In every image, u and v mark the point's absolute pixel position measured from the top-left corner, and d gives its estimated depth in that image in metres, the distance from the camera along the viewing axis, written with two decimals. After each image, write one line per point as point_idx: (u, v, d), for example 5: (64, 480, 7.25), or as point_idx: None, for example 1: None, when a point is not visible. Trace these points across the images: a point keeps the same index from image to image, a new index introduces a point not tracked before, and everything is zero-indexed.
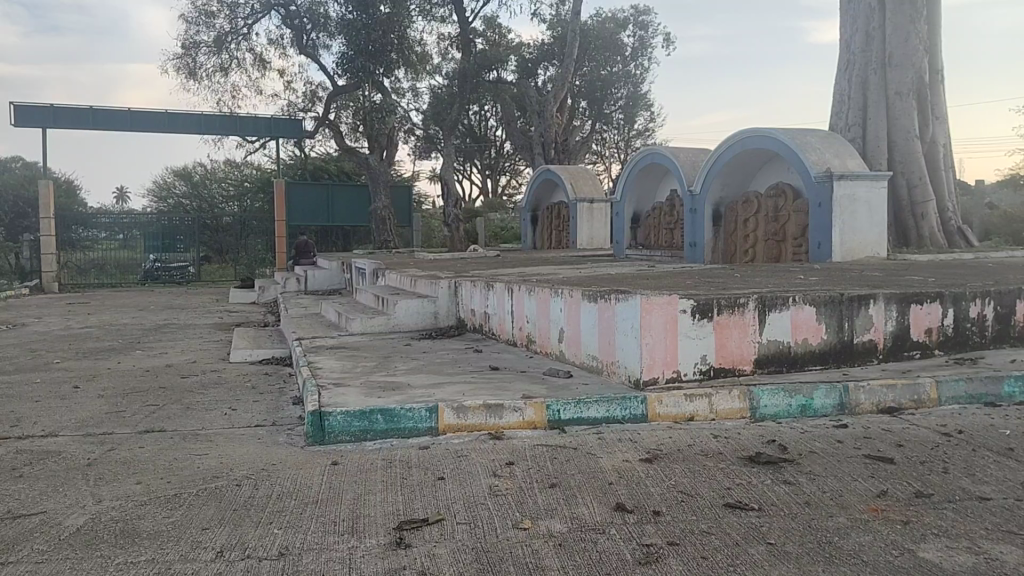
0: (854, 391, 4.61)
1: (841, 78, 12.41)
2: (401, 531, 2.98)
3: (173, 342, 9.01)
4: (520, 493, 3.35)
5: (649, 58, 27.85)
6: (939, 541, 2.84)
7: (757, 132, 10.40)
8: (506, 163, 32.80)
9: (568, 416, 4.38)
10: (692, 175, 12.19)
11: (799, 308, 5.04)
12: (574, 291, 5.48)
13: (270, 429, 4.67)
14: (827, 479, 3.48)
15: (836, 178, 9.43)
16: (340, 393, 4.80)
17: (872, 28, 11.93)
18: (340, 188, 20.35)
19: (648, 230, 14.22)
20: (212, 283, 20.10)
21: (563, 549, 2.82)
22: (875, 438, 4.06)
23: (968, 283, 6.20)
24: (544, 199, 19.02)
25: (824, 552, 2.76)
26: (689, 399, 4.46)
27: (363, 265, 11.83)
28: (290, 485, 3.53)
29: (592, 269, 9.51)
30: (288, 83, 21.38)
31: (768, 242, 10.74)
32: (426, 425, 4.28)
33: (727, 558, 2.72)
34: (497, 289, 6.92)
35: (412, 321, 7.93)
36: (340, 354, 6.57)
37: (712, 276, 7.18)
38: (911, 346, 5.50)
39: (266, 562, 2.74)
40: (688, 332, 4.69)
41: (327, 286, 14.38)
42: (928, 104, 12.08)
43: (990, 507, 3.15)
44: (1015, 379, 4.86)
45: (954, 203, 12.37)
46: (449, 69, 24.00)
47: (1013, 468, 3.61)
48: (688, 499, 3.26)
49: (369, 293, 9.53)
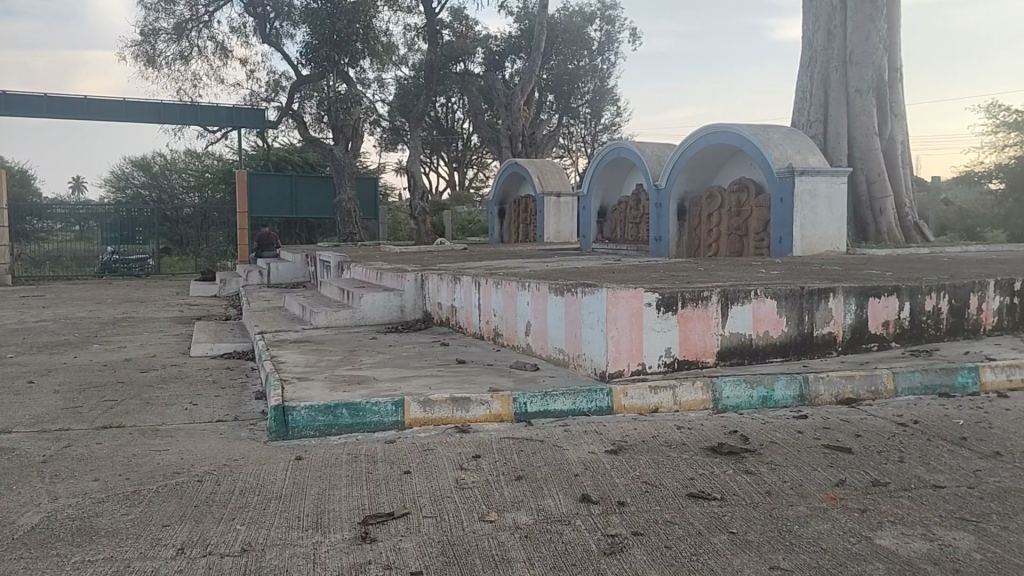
0: (813, 382, 4.70)
1: (803, 75, 12.60)
2: (366, 525, 2.97)
3: (133, 336, 8.84)
4: (486, 486, 3.36)
5: (615, 53, 28.01)
6: (894, 528, 2.91)
7: (721, 128, 10.51)
8: (472, 156, 32.72)
9: (534, 409, 4.39)
10: (658, 169, 12.28)
11: (760, 301, 5.11)
12: (540, 284, 5.49)
13: (232, 424, 4.60)
14: (787, 469, 3.54)
15: (797, 174, 9.59)
16: (304, 387, 4.75)
17: (834, 26, 12.12)
18: (305, 179, 20.11)
19: (614, 224, 14.31)
20: (172, 275, 19.74)
21: (528, 542, 2.83)
22: (834, 428, 4.15)
23: (924, 278, 6.36)
24: (511, 192, 19.03)
25: (785, 540, 2.82)
26: (653, 390, 4.51)
27: (327, 258, 11.73)
28: (253, 480, 3.49)
29: (558, 262, 9.55)
30: (250, 73, 21.07)
31: (731, 236, 10.88)
32: (392, 419, 4.26)
33: (690, 547, 2.76)
34: (463, 281, 6.91)
35: (378, 314, 7.89)
36: (304, 348, 6.50)
37: (677, 270, 7.26)
38: (869, 338, 5.61)
39: (229, 559, 2.70)
40: (652, 325, 4.75)
41: (290, 279, 14.31)
42: (887, 101, 12.30)
43: (944, 495, 3.25)
44: (969, 370, 4.99)
45: (911, 199, 12.62)
46: (415, 60, 23.86)
47: (967, 457, 3.71)
48: (652, 489, 3.30)
49: (334, 287, 9.43)
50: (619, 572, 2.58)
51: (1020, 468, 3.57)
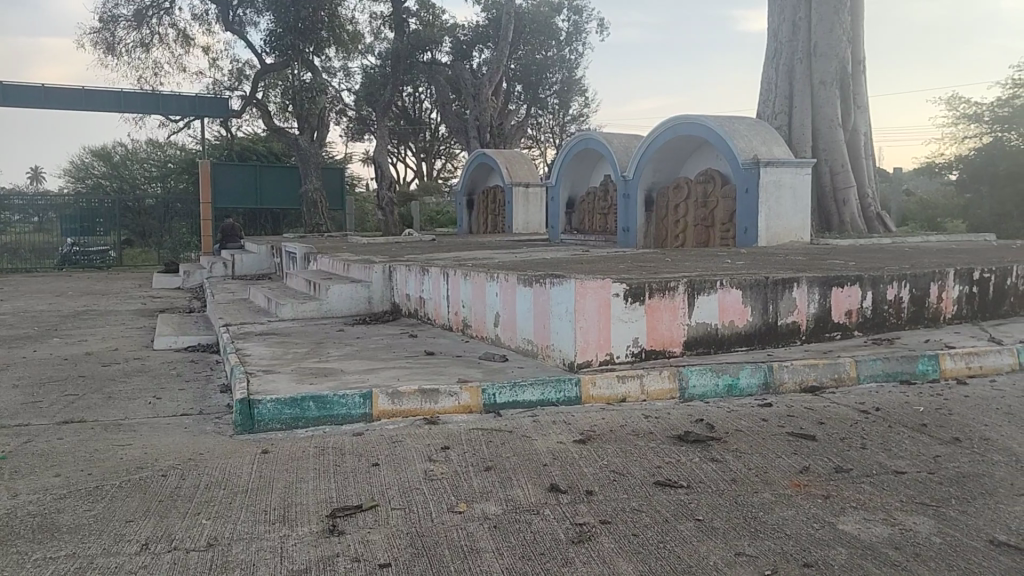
0: (776, 370, 4.77)
1: (768, 67, 12.70)
2: (334, 518, 2.95)
3: (94, 329, 8.67)
4: (456, 477, 3.36)
5: (583, 43, 27.97)
6: (857, 513, 2.97)
7: (688, 119, 10.57)
8: (440, 146, 32.55)
9: (503, 400, 4.39)
10: (626, 160, 12.32)
11: (725, 291, 5.16)
12: (508, 275, 5.49)
13: (197, 418, 4.53)
14: (752, 456, 3.59)
15: (763, 165, 9.70)
16: (270, 380, 4.70)
17: (799, 19, 12.26)
18: (270, 170, 19.86)
19: (582, 215, 14.34)
20: (134, 267, 19.36)
21: (497, 532, 2.83)
22: (799, 416, 4.21)
23: (886, 267, 6.48)
24: (479, 182, 18.99)
25: (750, 526, 2.86)
26: (621, 380, 4.54)
27: (293, 249, 11.61)
28: (218, 474, 3.44)
29: (526, 253, 9.54)
30: (213, 61, 20.70)
31: (697, 227, 10.98)
32: (359, 412, 4.23)
33: (657, 534, 2.79)
34: (432, 272, 6.89)
35: (346, 306, 7.83)
36: (270, 340, 6.43)
37: (645, 260, 7.31)
38: (832, 327, 5.71)
39: (194, 554, 2.67)
40: (620, 315, 4.78)
41: (254, 270, 14.13)
42: (851, 94, 12.47)
43: (905, 480, 3.32)
44: (928, 358, 5.10)
45: (873, 190, 12.84)
46: (382, 48, 23.63)
47: (926, 443, 3.80)
48: (620, 478, 3.32)
49: (300, 278, 9.32)
50: (587, 561, 2.60)
51: (976, 453, 3.67)
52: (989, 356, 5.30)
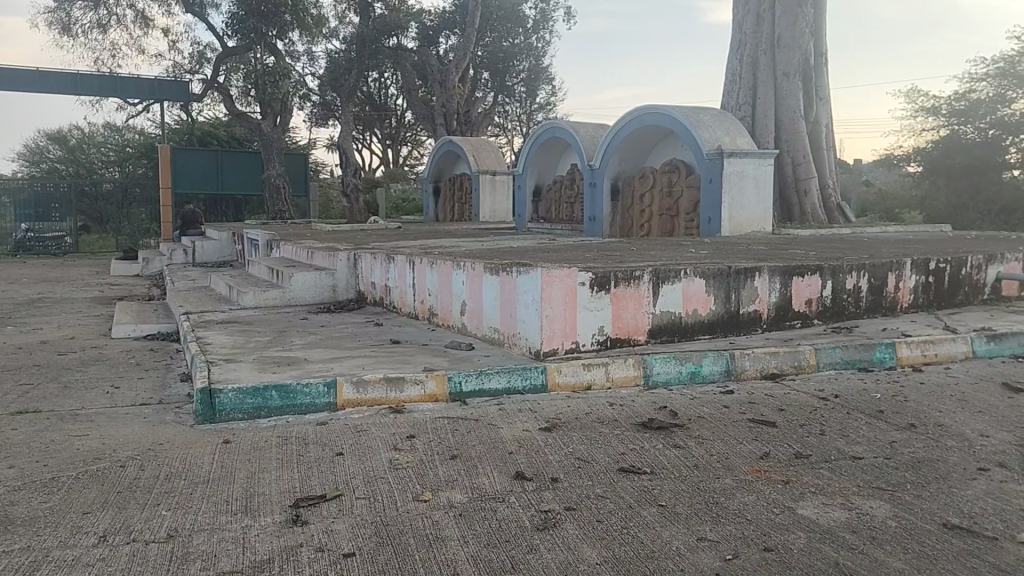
0: (738, 358, 4.83)
1: (732, 58, 12.81)
2: (297, 508, 2.92)
3: (49, 317, 8.46)
4: (422, 465, 3.35)
5: (550, 31, 27.82)
6: (815, 499, 3.03)
7: (653, 109, 10.63)
8: (406, 133, 32.27)
9: (469, 388, 4.39)
10: (592, 149, 12.34)
11: (690, 280, 5.22)
12: (474, 264, 5.48)
13: (156, 408, 4.45)
14: (714, 442, 3.64)
15: (726, 156, 9.80)
16: (231, 369, 4.63)
17: (763, 11, 12.36)
18: (232, 155, 19.53)
19: (549, 203, 14.35)
20: (91, 254, 18.92)
21: (462, 520, 2.83)
22: (760, 403, 4.28)
23: (845, 257, 6.59)
24: (446, 170, 18.89)
25: (711, 511, 2.90)
26: (587, 368, 4.57)
27: (255, 237, 11.45)
28: (179, 465, 3.39)
29: (493, 241, 9.51)
30: (173, 43, 20.21)
31: (662, 217, 11.06)
32: (324, 401, 4.20)
33: (621, 521, 2.81)
34: (398, 260, 6.85)
35: (310, 294, 7.75)
36: (231, 329, 6.34)
37: (610, 249, 7.35)
38: (793, 316, 5.79)
39: (153, 546, 2.62)
40: (586, 303, 4.80)
41: (216, 258, 13.93)
42: (812, 86, 12.62)
43: (862, 465, 3.40)
44: (886, 346, 5.21)
45: (834, 181, 13.03)
46: (346, 33, 23.32)
47: (883, 429, 3.88)
48: (585, 465, 3.34)
49: (262, 266, 9.19)
50: (551, 547, 2.62)
51: (932, 439, 3.76)
52: (943, 344, 5.43)
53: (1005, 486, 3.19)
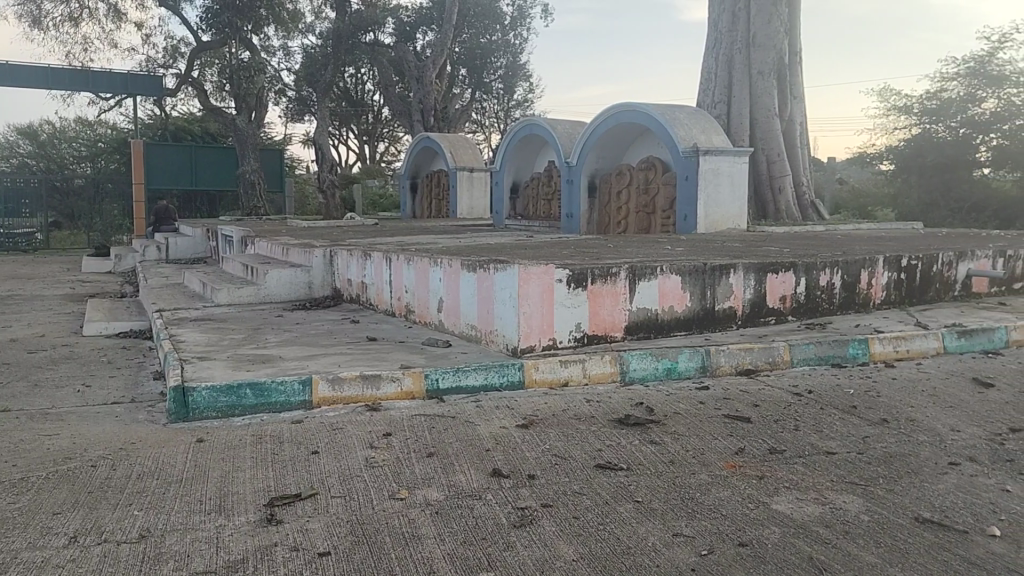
0: (714, 355, 4.86)
1: (708, 56, 12.88)
2: (271, 507, 2.90)
3: (18, 315, 8.31)
4: (398, 463, 3.33)
5: (528, 28, 27.78)
6: (790, 494, 3.06)
7: (630, 107, 10.67)
8: (384, 129, 32.11)
9: (446, 385, 4.38)
10: (570, 146, 12.35)
11: (666, 277, 5.24)
12: (451, 260, 5.47)
13: (128, 407, 4.38)
14: (689, 438, 3.66)
15: (702, 153, 9.86)
16: (205, 367, 4.58)
17: (738, 9, 12.45)
18: (206, 151, 19.31)
19: (526, 200, 14.35)
20: (62, 251, 18.62)
21: (439, 518, 2.82)
22: (735, 399, 4.32)
23: (819, 254, 6.66)
24: (423, 166, 18.83)
25: (687, 507, 2.92)
26: (564, 364, 4.58)
27: (230, 233, 11.33)
28: (151, 464, 3.34)
29: (471, 238, 9.50)
30: (146, 37, 19.93)
31: (639, 214, 11.09)
32: (299, 399, 4.16)
33: (597, 517, 2.82)
34: (374, 257, 6.81)
35: (285, 291, 7.68)
36: (205, 326, 6.26)
37: (587, 246, 7.36)
38: (767, 312, 5.84)
39: (125, 546, 2.59)
40: (563, 300, 4.81)
41: (190, 254, 13.78)
42: (787, 84, 12.73)
43: (836, 460, 3.43)
44: (859, 342, 5.28)
45: (808, 178, 13.15)
46: (323, 27, 23.14)
47: (855, 424, 3.93)
48: (562, 462, 3.35)
49: (237, 263, 9.10)
50: (528, 544, 2.62)
51: (904, 434, 3.81)
52: (915, 340, 5.50)
53: (975, 480, 3.24)
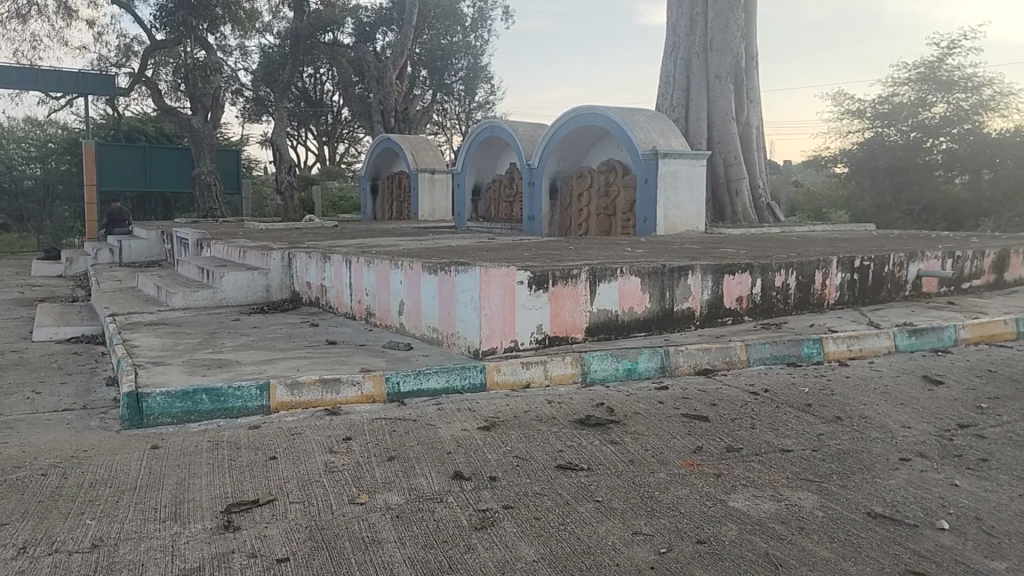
0: (673, 355, 4.92)
1: (667, 60, 13.03)
2: (229, 513, 2.86)
3: None
4: (357, 468, 3.31)
5: (489, 30, 27.79)
6: (746, 491, 3.11)
7: (591, 109, 10.73)
8: (343, 130, 31.83)
9: (406, 388, 4.36)
10: (531, 148, 12.39)
11: (626, 279, 5.29)
12: (413, 262, 5.44)
13: (80, 413, 4.28)
14: (648, 437, 3.70)
15: (661, 156, 9.98)
16: (159, 373, 4.49)
17: (696, 14, 12.62)
18: (161, 151, 18.94)
19: (488, 203, 14.37)
20: (10, 254, 18.11)
21: (400, 521, 2.81)
22: (693, 398, 4.37)
23: (775, 255, 6.78)
24: (384, 168, 18.73)
25: (646, 506, 2.95)
26: (526, 366, 4.59)
27: (185, 235, 11.12)
28: (105, 472, 3.27)
29: (432, 240, 9.46)
30: (97, 35, 19.48)
31: (600, 216, 11.17)
32: (256, 404, 4.11)
33: (558, 518, 2.84)
34: (334, 260, 6.75)
35: (242, 295, 7.57)
36: (160, 331, 6.14)
37: (548, 248, 7.40)
38: (724, 313, 5.93)
39: (78, 555, 2.53)
40: (524, 302, 4.83)
41: (144, 256, 13.51)
42: (744, 89, 12.92)
43: (791, 457, 3.50)
44: (814, 341, 5.39)
45: (764, 181, 13.37)
46: (280, 27, 22.90)
47: (811, 422, 4.01)
48: (523, 463, 3.36)
49: (192, 266, 8.94)
50: (489, 546, 2.62)
51: (857, 431, 3.89)
52: (868, 339, 5.63)
53: (925, 475, 3.33)
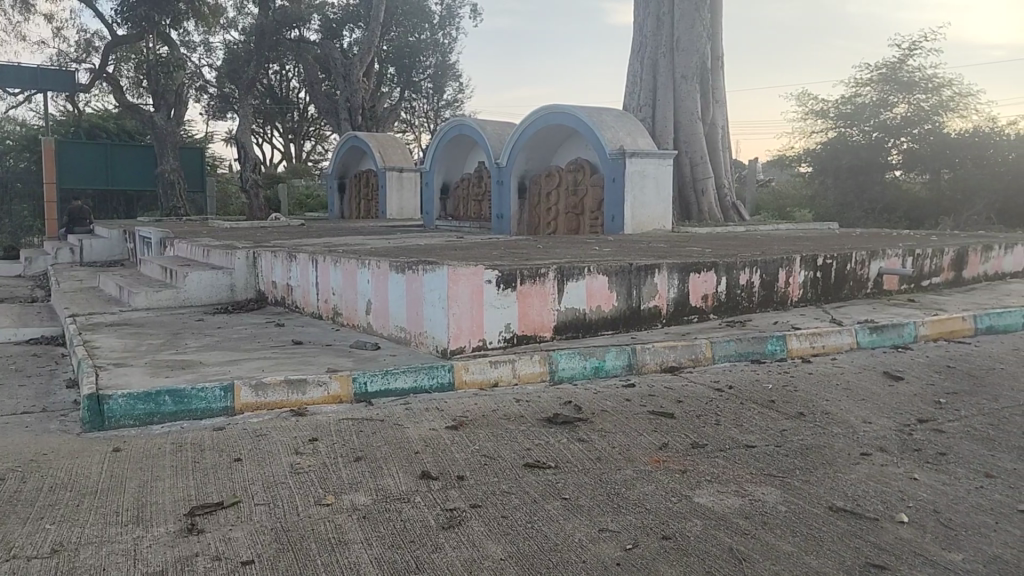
0: (639, 353, 4.96)
1: (634, 60, 13.15)
2: (192, 517, 2.82)
3: None
4: (324, 469, 3.29)
5: (457, 27, 27.74)
6: (711, 486, 3.15)
7: (559, 108, 10.77)
8: (310, 127, 31.55)
9: (374, 388, 4.34)
10: (499, 147, 12.41)
11: (593, 277, 5.32)
12: (380, 262, 5.42)
13: (39, 416, 4.19)
14: (615, 435, 3.73)
15: (628, 156, 10.05)
16: (122, 374, 4.42)
17: (663, 14, 12.76)
18: (123, 148, 18.60)
19: (457, 201, 14.35)
20: None
21: (367, 522, 2.80)
22: (659, 395, 4.42)
23: (740, 254, 6.87)
24: (351, 166, 18.60)
25: (613, 502, 2.98)
26: (494, 365, 4.60)
27: (148, 234, 10.93)
28: (64, 476, 3.21)
29: (401, 238, 9.43)
30: (56, 30, 19.08)
31: (568, 215, 11.21)
32: (220, 405, 4.06)
33: (525, 516, 2.85)
34: (300, 259, 6.70)
35: (206, 294, 7.47)
36: (122, 331, 6.04)
37: (516, 247, 7.42)
38: (690, 311, 5.99)
39: (37, 561, 2.49)
40: (493, 302, 4.84)
41: (105, 256, 13.23)
42: (709, 89, 13.06)
43: (755, 453, 3.56)
44: (777, 339, 5.47)
45: (730, 180, 13.52)
46: (245, 23, 22.71)
47: (775, 418, 4.07)
48: (491, 462, 3.37)
49: (155, 266, 8.80)
50: (457, 545, 2.62)
51: (819, 427, 3.97)
52: (830, 336, 5.73)
53: (885, 470, 3.40)
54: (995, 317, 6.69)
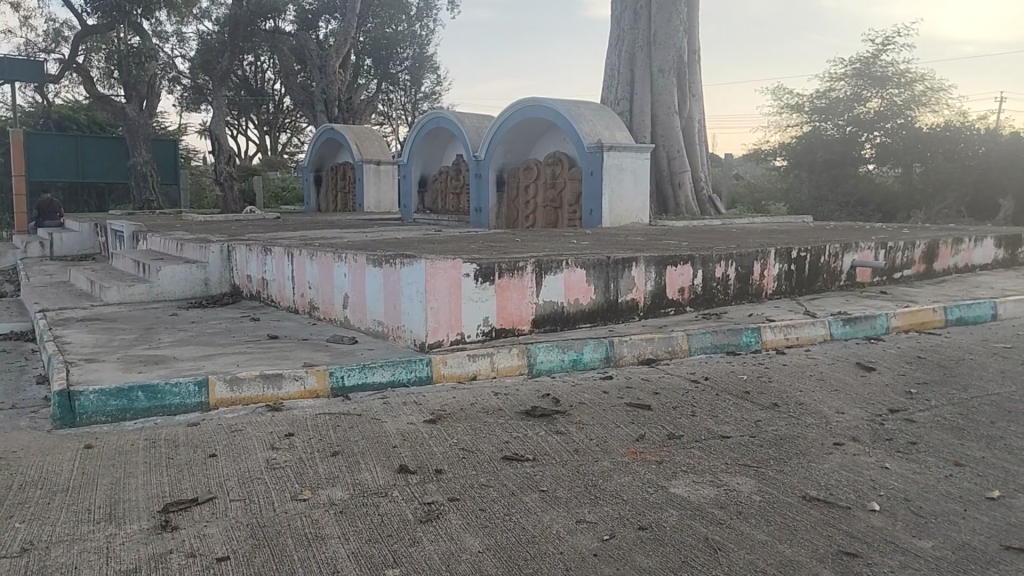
0: (617, 345, 4.98)
1: (611, 53, 13.18)
2: (166, 513, 2.79)
3: None
4: (301, 463, 3.27)
5: (434, 19, 27.56)
6: (687, 477, 3.18)
7: (536, 101, 10.74)
8: (286, 119, 31.30)
9: (351, 383, 4.32)
10: (477, 140, 12.37)
11: (571, 270, 5.33)
12: (357, 256, 5.38)
13: (8, 413, 4.11)
14: (592, 427, 3.75)
15: (606, 149, 10.07)
16: (93, 370, 4.35)
17: (640, 7, 12.80)
18: (93, 141, 18.30)
19: (435, 194, 14.32)
20: None
21: (344, 517, 2.79)
22: (636, 387, 4.43)
23: (716, 247, 6.92)
24: (328, 159, 18.47)
25: (589, 494, 2.99)
26: (472, 359, 4.59)
27: (120, 228, 10.77)
28: (34, 474, 3.15)
29: (378, 232, 9.37)
30: (24, 19, 18.74)
31: (546, 208, 11.22)
32: (194, 401, 4.01)
33: (503, 508, 2.85)
34: (275, 253, 6.63)
35: (180, 289, 7.39)
36: (94, 326, 5.95)
37: (493, 240, 7.42)
38: (667, 304, 6.03)
39: (5, 561, 2.44)
40: (471, 295, 4.83)
41: (76, 250, 13.01)
42: (686, 82, 13.10)
43: (731, 444, 3.59)
44: (752, 331, 5.52)
45: (706, 174, 13.58)
46: (219, 13, 22.49)
47: (750, 409, 4.11)
48: (469, 455, 3.36)
49: (127, 259, 8.68)
50: (434, 539, 2.62)
51: (793, 417, 4.01)
52: (804, 328, 5.79)
53: (858, 459, 3.44)
54: (965, 309, 6.80)
